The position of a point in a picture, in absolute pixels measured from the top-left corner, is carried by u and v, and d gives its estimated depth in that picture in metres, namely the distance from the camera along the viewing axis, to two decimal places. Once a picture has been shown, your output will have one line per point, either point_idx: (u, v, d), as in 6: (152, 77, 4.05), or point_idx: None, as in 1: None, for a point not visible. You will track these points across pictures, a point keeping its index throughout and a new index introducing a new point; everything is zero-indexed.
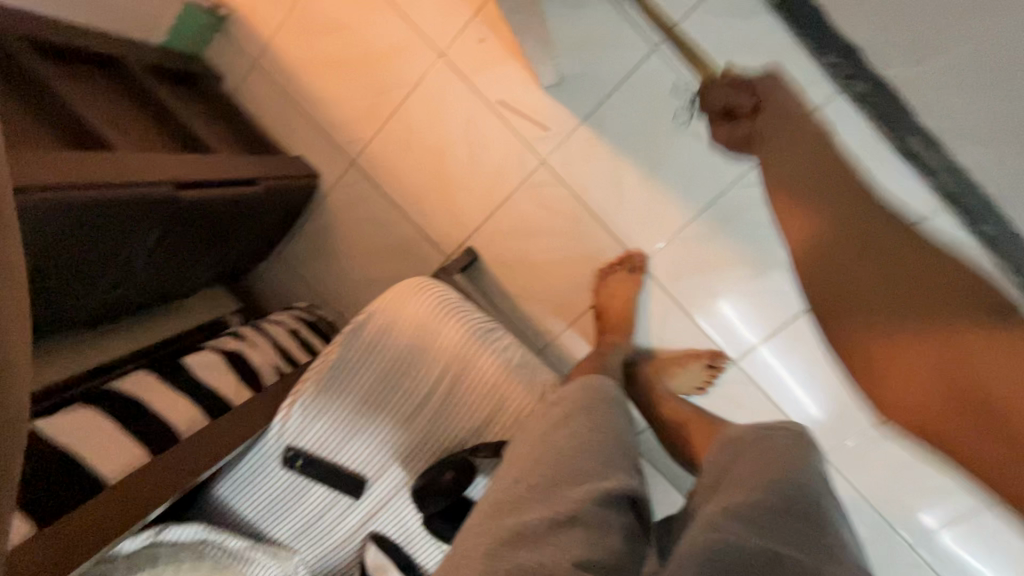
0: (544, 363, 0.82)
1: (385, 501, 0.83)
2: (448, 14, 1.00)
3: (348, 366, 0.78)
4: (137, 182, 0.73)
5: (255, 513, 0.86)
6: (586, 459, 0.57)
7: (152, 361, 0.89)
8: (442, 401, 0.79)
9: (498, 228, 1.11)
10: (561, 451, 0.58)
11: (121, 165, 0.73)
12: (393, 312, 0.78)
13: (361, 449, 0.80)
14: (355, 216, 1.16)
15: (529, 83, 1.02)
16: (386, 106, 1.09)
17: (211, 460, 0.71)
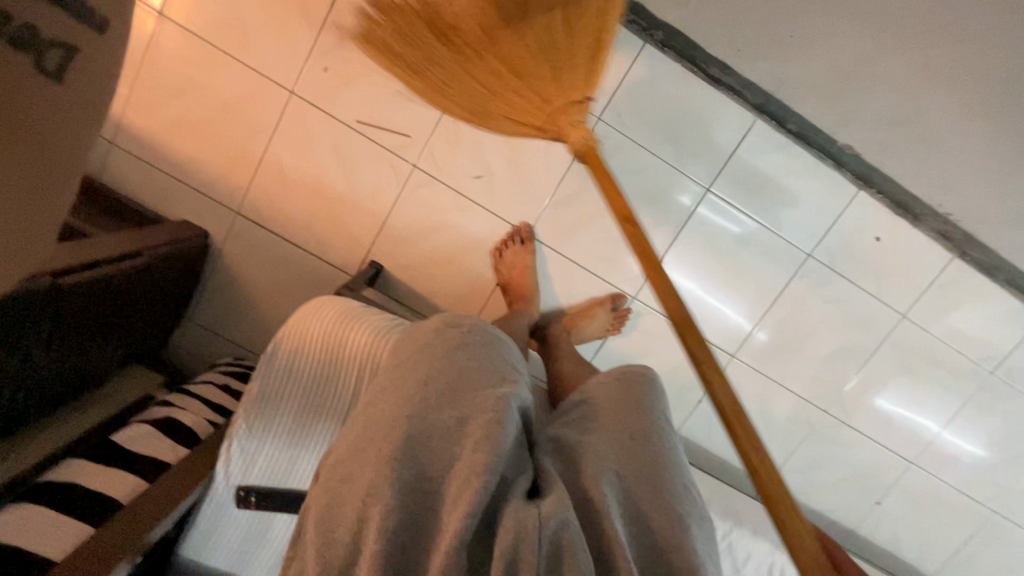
0: None
1: None
2: (287, 54, 1.07)
3: (273, 395, 0.83)
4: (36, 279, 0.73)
5: (225, 561, 0.90)
6: (481, 381, 0.61)
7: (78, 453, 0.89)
8: (369, 401, 0.85)
9: (393, 237, 1.18)
10: (455, 377, 0.60)
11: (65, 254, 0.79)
12: (301, 334, 0.84)
13: (309, 467, 0.86)
14: (255, 261, 1.20)
15: (380, 98, 1.10)
16: (254, 150, 1.13)
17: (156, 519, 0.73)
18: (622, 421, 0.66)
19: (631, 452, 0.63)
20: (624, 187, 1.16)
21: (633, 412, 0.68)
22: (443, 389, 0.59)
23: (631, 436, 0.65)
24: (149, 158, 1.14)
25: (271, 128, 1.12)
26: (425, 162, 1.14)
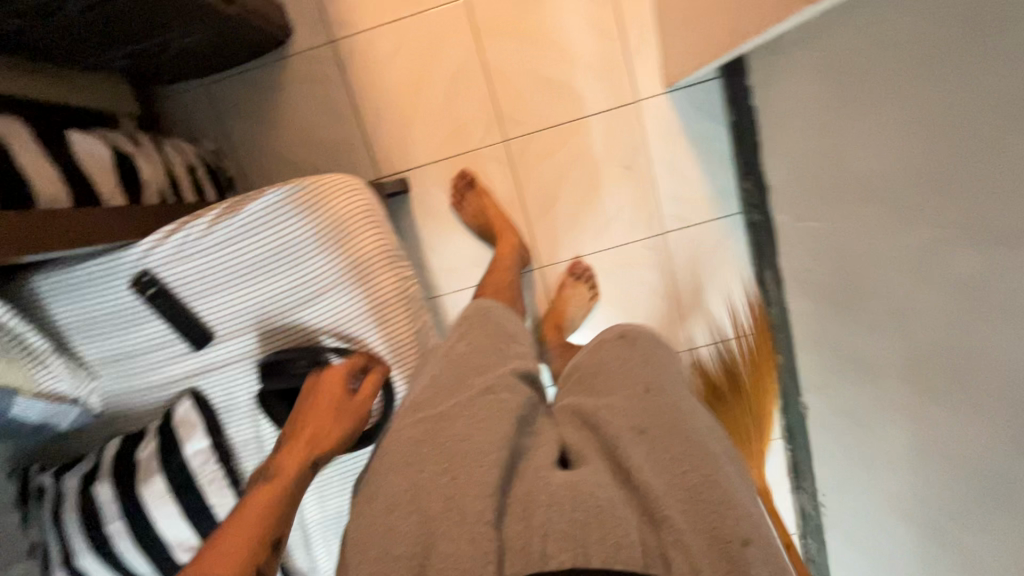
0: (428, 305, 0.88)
1: (223, 364, 0.83)
2: None
3: (249, 226, 0.77)
4: None
5: (71, 324, 0.80)
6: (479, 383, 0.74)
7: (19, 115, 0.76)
8: (324, 296, 0.80)
9: (438, 176, 1.15)
10: (471, 358, 0.80)
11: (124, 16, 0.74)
12: (322, 196, 0.79)
13: (225, 305, 0.80)
14: (308, 91, 1.10)
15: (529, 64, 1.10)
16: (396, 7, 1.06)
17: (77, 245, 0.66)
18: (638, 377, 0.77)
19: (649, 407, 0.71)
20: (633, 296, 1.22)
21: (642, 369, 0.79)
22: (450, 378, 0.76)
23: (645, 389, 0.75)
24: None
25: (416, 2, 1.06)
26: (517, 142, 1.14)
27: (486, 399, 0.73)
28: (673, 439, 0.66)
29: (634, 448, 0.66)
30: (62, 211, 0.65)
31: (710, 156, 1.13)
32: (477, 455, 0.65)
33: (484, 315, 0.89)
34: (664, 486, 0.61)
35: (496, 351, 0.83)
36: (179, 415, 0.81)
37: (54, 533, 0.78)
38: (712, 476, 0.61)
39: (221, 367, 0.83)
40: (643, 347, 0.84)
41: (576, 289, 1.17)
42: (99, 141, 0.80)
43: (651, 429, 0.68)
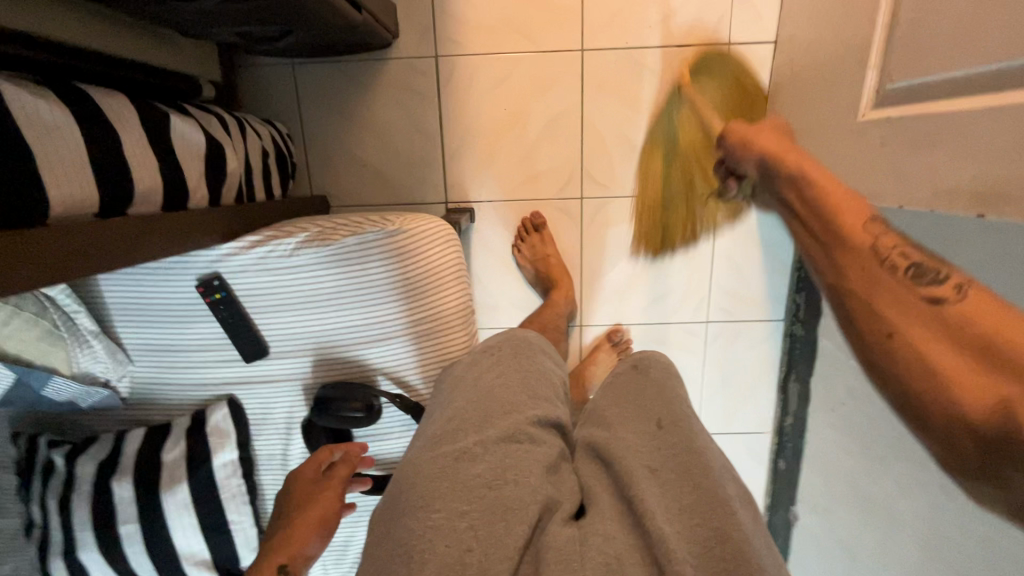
0: None
1: (269, 380, 0.80)
2: (614, 27, 1.04)
3: (338, 257, 0.74)
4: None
5: (119, 306, 0.74)
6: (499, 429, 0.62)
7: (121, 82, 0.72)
8: (393, 341, 0.78)
9: (506, 213, 1.13)
10: (499, 398, 0.66)
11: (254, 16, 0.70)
12: (419, 244, 0.77)
13: (290, 326, 0.77)
14: (399, 100, 1.07)
15: (623, 129, 1.09)
16: (509, 41, 1.05)
17: (165, 247, 0.62)
18: (649, 409, 0.66)
19: (679, 454, 0.59)
20: None
21: (658, 399, 0.66)
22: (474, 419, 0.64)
23: (657, 424, 0.63)
24: None
25: (532, 39, 1.05)
26: (592, 202, 1.13)
27: (513, 447, 0.60)
28: (703, 484, 0.55)
29: (647, 488, 0.56)
30: (156, 219, 0.61)
31: (770, 263, 1.15)
32: (506, 497, 0.55)
33: (521, 348, 0.74)
34: (676, 537, 0.51)
35: (526, 390, 0.69)
36: (213, 423, 0.78)
37: (53, 519, 0.75)
38: (722, 529, 0.50)
39: (265, 382, 0.80)
40: (656, 379, 0.70)
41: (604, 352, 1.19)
42: (196, 126, 0.75)
43: (664, 471, 0.58)
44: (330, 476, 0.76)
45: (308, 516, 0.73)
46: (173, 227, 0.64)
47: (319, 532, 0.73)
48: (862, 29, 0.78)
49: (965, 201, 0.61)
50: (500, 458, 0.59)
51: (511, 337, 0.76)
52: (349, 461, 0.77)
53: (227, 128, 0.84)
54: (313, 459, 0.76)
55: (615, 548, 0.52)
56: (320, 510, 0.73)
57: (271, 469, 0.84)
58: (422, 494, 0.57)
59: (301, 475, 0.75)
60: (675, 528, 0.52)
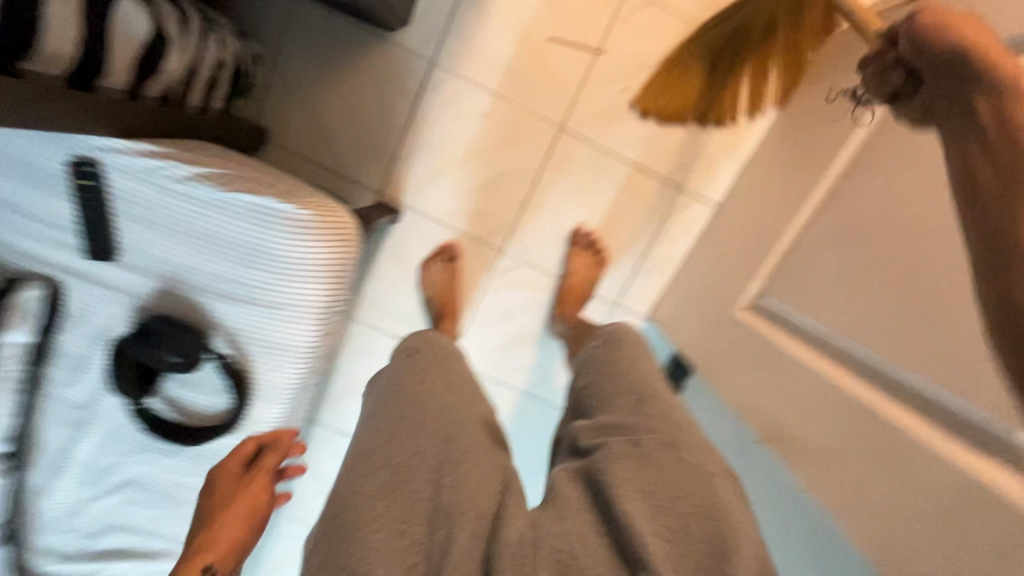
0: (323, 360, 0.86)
1: (101, 283, 0.76)
2: (598, 121, 1.10)
3: (230, 206, 0.72)
4: None
5: None
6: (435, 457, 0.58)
7: None
8: (245, 304, 0.77)
9: (431, 229, 1.16)
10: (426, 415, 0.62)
11: None
12: (316, 234, 0.74)
13: (149, 244, 0.74)
14: (382, 81, 1.07)
15: (565, 210, 1.15)
16: (505, 84, 1.08)
17: (38, 120, 0.58)
18: (627, 385, 0.68)
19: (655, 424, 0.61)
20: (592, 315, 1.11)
21: (623, 370, 0.70)
22: (423, 445, 0.59)
23: (637, 399, 0.66)
24: None
25: (523, 94, 1.08)
26: (509, 258, 1.18)
27: (450, 449, 0.58)
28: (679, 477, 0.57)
29: (624, 474, 0.57)
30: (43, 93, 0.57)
31: None
32: (446, 502, 0.54)
33: (424, 350, 0.71)
34: (650, 522, 0.54)
35: (452, 398, 0.65)
36: (19, 298, 0.73)
37: None
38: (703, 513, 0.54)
39: (100, 285, 0.76)
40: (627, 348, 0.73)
41: (583, 257, 1.14)
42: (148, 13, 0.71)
43: (647, 445, 0.60)
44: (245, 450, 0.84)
45: (216, 486, 0.79)
46: (64, 103, 0.60)
47: (249, 529, 0.82)
48: (768, 241, 0.89)
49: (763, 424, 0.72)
50: (435, 463, 0.57)
51: (427, 342, 0.72)
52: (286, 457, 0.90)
53: (186, 25, 0.80)
54: (265, 472, 0.91)
55: (570, 544, 0.52)
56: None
57: (66, 366, 0.80)
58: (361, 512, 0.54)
59: (247, 481, 0.89)
60: (649, 514, 0.54)
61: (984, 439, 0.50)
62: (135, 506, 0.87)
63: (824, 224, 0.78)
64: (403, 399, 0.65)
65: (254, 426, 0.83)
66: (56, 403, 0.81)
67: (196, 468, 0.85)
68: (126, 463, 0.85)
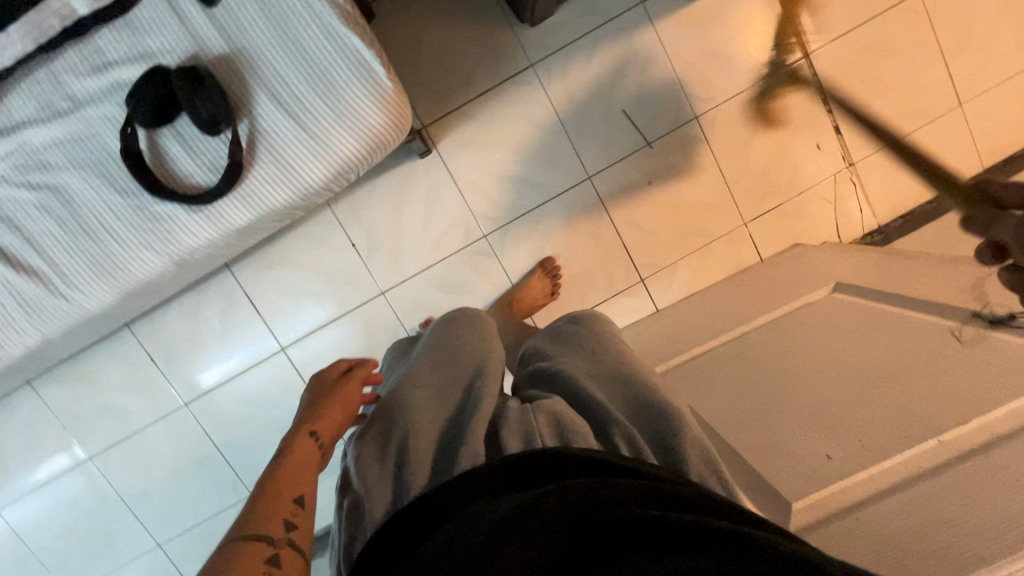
0: (307, 206, 0.90)
1: (179, 15, 0.80)
2: (619, 191, 1.29)
3: (337, 36, 0.81)
4: None
5: None
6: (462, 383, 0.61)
7: None
8: (286, 113, 0.82)
9: (444, 180, 1.26)
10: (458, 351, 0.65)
11: None
12: (385, 104, 0.83)
13: (247, 16, 0.80)
14: (485, 49, 1.22)
15: (553, 236, 1.30)
16: (572, 117, 1.25)
17: None
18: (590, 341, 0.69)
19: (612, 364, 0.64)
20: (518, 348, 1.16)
21: (589, 335, 0.70)
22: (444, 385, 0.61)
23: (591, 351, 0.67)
24: (612, 28, 1.22)
25: (578, 133, 1.26)
26: (487, 244, 1.30)
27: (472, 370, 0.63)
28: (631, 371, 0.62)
29: (584, 371, 0.63)
30: None
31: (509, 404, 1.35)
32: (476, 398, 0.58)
33: (460, 318, 0.71)
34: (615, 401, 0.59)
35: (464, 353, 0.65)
36: None
37: None
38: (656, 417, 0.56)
39: (175, 15, 0.80)
40: (594, 324, 0.73)
41: (541, 282, 1.27)
42: None
43: (599, 366, 0.64)
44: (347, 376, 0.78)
45: (333, 400, 0.73)
46: None
47: (346, 415, 0.73)
48: (688, 341, 1.06)
49: None
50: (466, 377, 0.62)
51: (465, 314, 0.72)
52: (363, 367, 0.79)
53: None
54: (331, 365, 0.80)
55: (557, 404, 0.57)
56: (342, 401, 0.73)
57: (85, 56, 0.81)
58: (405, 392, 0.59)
59: (323, 375, 0.78)
60: (607, 392, 0.61)
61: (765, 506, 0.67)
62: (41, 213, 0.83)
63: (736, 345, 0.96)
64: (432, 397, 0.59)
65: (215, 216, 0.84)
66: (52, 80, 0.81)
67: (133, 217, 0.83)
68: (66, 172, 0.82)
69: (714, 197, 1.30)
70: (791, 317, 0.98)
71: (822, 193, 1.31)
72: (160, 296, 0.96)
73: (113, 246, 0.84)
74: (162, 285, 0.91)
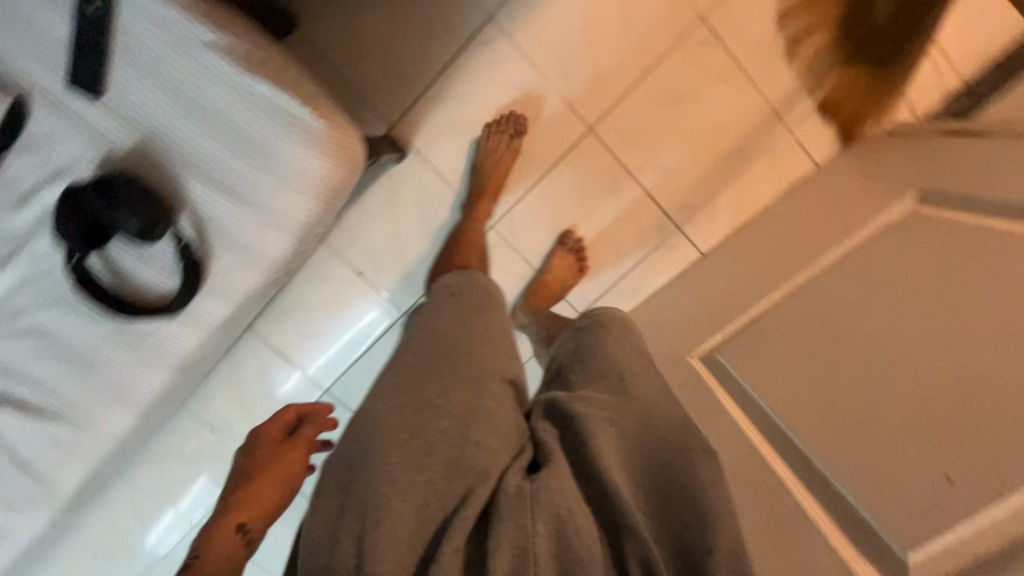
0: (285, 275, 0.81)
1: (78, 119, 0.71)
2: (626, 138, 1.10)
3: (244, 87, 0.68)
4: None
5: None
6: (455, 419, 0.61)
7: None
8: (224, 192, 0.72)
9: (429, 182, 1.13)
10: (466, 350, 0.68)
11: None
12: (324, 149, 0.70)
13: (144, 96, 0.69)
14: (432, 17, 1.02)
15: (565, 209, 1.16)
16: (554, 70, 1.06)
17: None
18: (614, 364, 0.70)
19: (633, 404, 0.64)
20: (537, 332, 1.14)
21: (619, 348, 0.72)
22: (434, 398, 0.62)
23: (618, 378, 0.68)
24: None
25: (564, 82, 1.06)
26: (496, 236, 1.17)
27: (478, 405, 0.62)
28: (653, 436, 0.62)
29: (607, 436, 0.61)
30: None
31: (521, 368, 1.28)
32: (470, 457, 0.58)
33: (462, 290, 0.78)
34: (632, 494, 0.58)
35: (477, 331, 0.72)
36: None
37: None
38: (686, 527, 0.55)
39: (70, 120, 0.71)
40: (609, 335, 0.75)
41: (563, 261, 1.15)
42: None
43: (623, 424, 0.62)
44: (294, 437, 0.83)
45: (271, 469, 0.78)
46: None
47: (281, 490, 0.78)
48: (740, 302, 0.92)
49: None
50: (460, 415, 0.61)
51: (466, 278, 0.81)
52: (313, 420, 0.85)
53: None
54: (280, 416, 0.84)
55: (568, 501, 0.55)
56: (284, 470, 0.79)
57: (5, 194, 0.74)
58: (379, 439, 0.59)
59: (267, 435, 0.82)
60: (629, 479, 0.59)
61: (868, 537, 0.57)
62: (39, 356, 0.81)
63: (797, 305, 0.82)
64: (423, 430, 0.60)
65: (195, 319, 0.78)
66: None
67: (119, 339, 0.79)
68: (41, 311, 0.79)
69: (743, 112, 1.08)
70: (860, 253, 0.81)
71: (879, 68, 1.05)
72: (186, 398, 0.93)
73: (112, 373, 0.81)
74: (177, 390, 0.87)
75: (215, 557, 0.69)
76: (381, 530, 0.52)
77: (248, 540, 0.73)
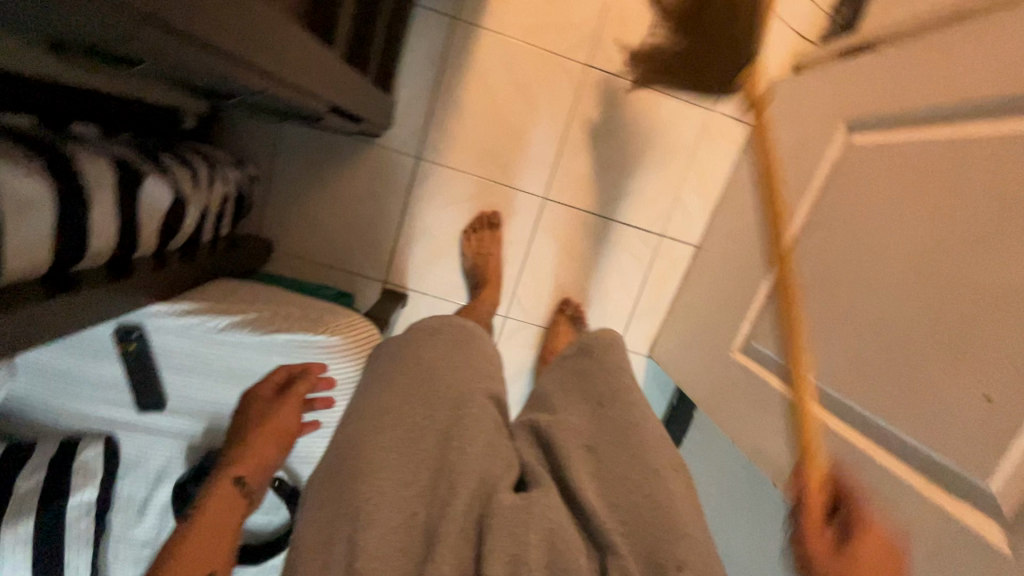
0: None
1: (154, 430, 0.83)
2: (576, 188, 1.19)
3: (265, 347, 0.79)
4: (313, 101, 0.69)
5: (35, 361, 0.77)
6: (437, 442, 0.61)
7: (106, 138, 0.74)
8: None
9: (434, 307, 1.24)
10: (444, 371, 0.68)
11: (321, 76, 0.66)
12: (347, 355, 0.82)
13: (194, 387, 0.81)
14: (372, 181, 1.16)
15: (557, 270, 1.24)
16: (490, 168, 1.17)
17: (75, 326, 0.62)
18: (591, 388, 0.67)
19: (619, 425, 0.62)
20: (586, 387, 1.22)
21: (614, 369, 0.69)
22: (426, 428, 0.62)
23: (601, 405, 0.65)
24: (453, 67, 1.11)
25: (502, 173, 1.18)
26: (513, 322, 1.26)
27: (460, 415, 0.62)
28: (625, 452, 0.59)
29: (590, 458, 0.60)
30: (83, 293, 0.62)
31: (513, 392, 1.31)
32: (452, 462, 0.58)
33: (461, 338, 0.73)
34: (608, 513, 0.55)
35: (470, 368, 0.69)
36: (80, 461, 0.78)
37: None
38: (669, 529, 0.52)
39: (150, 432, 0.83)
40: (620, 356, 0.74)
41: (566, 325, 1.20)
42: (167, 186, 0.77)
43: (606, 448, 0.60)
44: (286, 392, 0.81)
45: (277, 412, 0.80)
46: (76, 315, 0.62)
47: (278, 447, 0.82)
48: (751, 291, 1.00)
49: (767, 465, 0.82)
50: (445, 427, 0.62)
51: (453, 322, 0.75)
52: (307, 377, 0.82)
53: (192, 176, 0.85)
54: (271, 376, 0.81)
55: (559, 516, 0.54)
56: (284, 422, 0.81)
57: (127, 510, 0.87)
58: (366, 460, 0.58)
59: (259, 395, 0.81)
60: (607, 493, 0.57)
61: (941, 469, 0.60)
62: None
63: (797, 270, 0.88)
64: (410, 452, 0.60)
65: None
66: (123, 543, 0.87)
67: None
68: None
69: (664, 117, 1.17)
70: (824, 201, 0.87)
71: None
72: None
73: None
74: None
75: (218, 515, 0.79)
76: (371, 531, 0.53)
77: (246, 493, 0.81)
